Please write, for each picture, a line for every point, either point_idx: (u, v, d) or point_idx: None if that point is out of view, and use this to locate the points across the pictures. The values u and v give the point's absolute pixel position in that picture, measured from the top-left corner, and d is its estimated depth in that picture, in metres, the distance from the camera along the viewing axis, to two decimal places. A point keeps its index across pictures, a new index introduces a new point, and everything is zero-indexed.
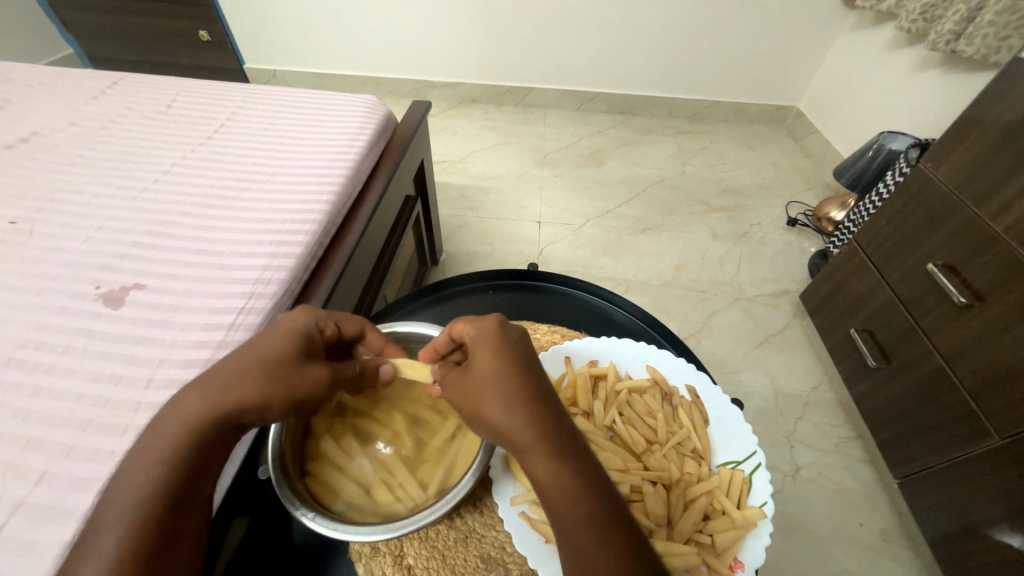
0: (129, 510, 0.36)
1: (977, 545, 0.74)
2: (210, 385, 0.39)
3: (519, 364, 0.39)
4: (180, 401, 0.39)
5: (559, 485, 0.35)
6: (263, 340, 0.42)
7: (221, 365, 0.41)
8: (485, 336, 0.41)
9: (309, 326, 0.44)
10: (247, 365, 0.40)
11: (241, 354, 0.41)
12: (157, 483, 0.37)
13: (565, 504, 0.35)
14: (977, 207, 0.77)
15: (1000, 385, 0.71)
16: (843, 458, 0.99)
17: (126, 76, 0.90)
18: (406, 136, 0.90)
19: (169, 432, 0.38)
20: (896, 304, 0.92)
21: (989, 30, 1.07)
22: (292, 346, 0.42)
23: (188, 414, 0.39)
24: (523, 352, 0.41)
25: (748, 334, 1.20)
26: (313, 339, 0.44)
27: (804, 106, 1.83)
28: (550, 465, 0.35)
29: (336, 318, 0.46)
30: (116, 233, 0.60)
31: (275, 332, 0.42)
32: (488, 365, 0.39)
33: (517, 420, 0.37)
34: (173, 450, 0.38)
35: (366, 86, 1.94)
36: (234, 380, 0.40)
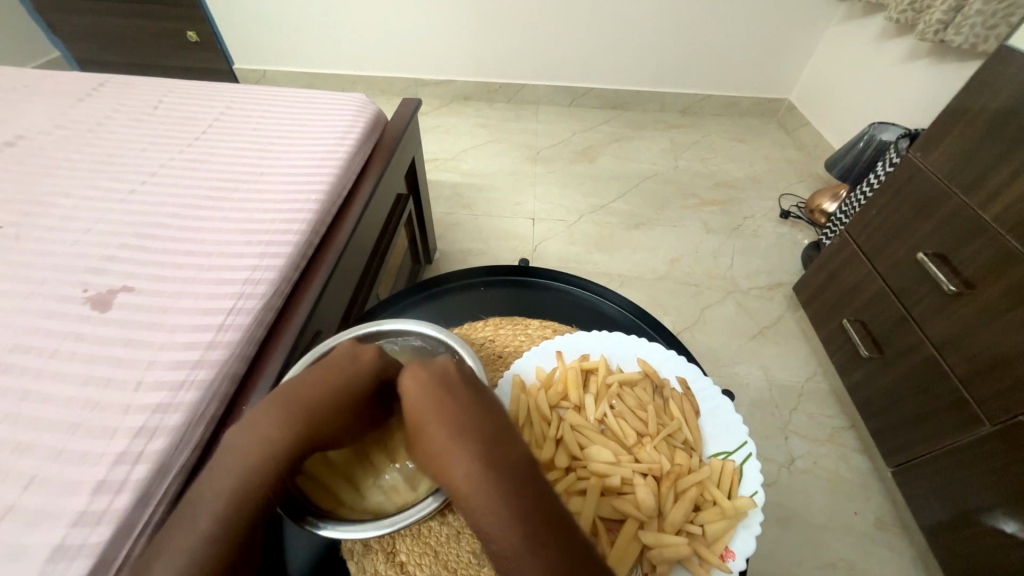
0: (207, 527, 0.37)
1: (971, 531, 0.75)
2: (305, 409, 0.42)
3: (446, 409, 0.40)
4: (265, 426, 0.40)
5: (486, 524, 0.36)
6: (349, 374, 0.44)
7: (307, 393, 0.42)
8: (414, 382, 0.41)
9: (387, 366, 0.46)
10: (337, 398, 0.42)
11: (329, 382, 0.43)
12: (235, 502, 0.38)
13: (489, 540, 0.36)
14: (966, 195, 0.78)
15: (991, 372, 0.72)
16: (838, 448, 1.00)
17: (111, 78, 0.89)
18: (396, 133, 0.90)
19: (251, 456, 0.39)
20: (887, 293, 0.92)
21: (977, 19, 1.08)
22: (377, 384, 0.45)
23: (275, 431, 0.40)
24: (451, 392, 0.41)
25: (742, 326, 1.20)
26: (387, 377, 0.46)
27: (795, 98, 1.83)
28: (475, 507, 0.37)
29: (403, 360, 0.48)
30: (103, 236, 0.59)
31: (357, 363, 0.45)
32: (416, 412, 0.40)
33: (445, 464, 0.38)
34: (261, 474, 0.39)
35: (356, 85, 1.93)
36: (326, 407, 0.42)
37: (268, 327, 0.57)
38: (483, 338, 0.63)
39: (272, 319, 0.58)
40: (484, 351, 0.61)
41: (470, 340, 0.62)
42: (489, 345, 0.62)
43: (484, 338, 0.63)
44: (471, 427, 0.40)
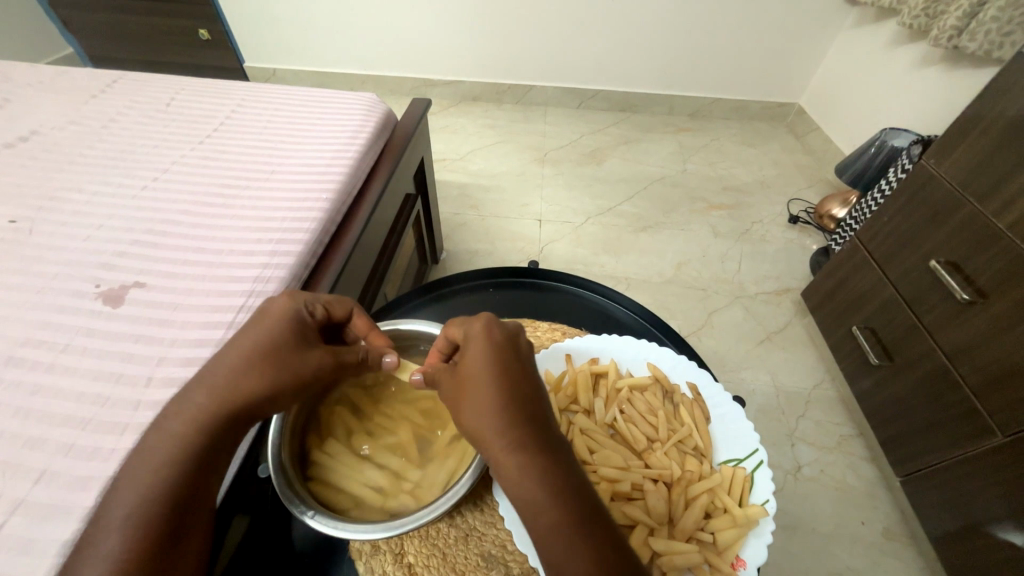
0: (136, 503, 0.36)
1: (980, 543, 0.74)
2: (214, 381, 0.40)
3: (512, 366, 0.39)
4: (185, 398, 0.40)
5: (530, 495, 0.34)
6: (259, 329, 0.42)
7: (219, 361, 0.41)
8: (482, 332, 0.40)
9: (298, 311, 0.43)
10: (247, 355, 0.41)
11: (244, 344, 0.42)
12: (159, 479, 0.37)
13: (538, 516, 0.34)
14: (979, 203, 0.77)
15: (1003, 383, 0.71)
16: (846, 456, 0.99)
17: (125, 75, 0.90)
18: (406, 133, 0.90)
19: (172, 429, 0.39)
20: (898, 301, 0.91)
21: (992, 26, 1.07)
22: (288, 333, 0.42)
23: (192, 408, 0.39)
24: (518, 350, 0.41)
25: (749, 331, 1.19)
26: (305, 325, 0.44)
27: (805, 103, 1.82)
28: (530, 472, 0.34)
29: (324, 301, 0.45)
30: (115, 232, 0.60)
31: (265, 321, 0.43)
32: (479, 362, 0.38)
33: (500, 422, 0.36)
34: (179, 443, 0.38)
35: (366, 84, 1.94)
36: (236, 374, 0.40)
37: None
38: None
39: None
40: None
41: None
42: None
43: None
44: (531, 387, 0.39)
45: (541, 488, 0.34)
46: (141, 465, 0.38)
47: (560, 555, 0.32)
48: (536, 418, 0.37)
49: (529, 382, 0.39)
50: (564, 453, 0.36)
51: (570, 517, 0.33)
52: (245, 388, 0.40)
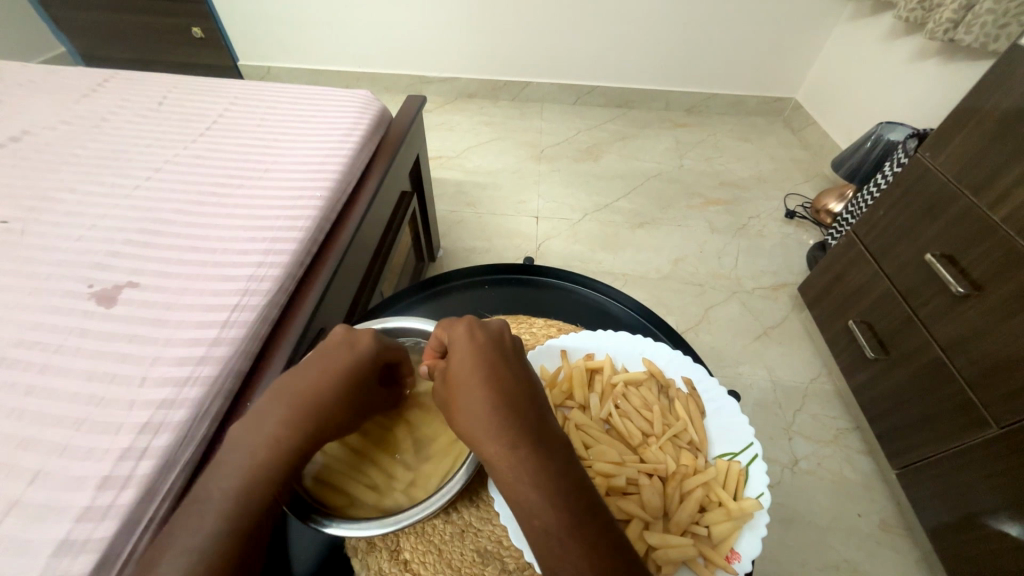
0: (221, 522, 0.37)
1: (976, 534, 0.75)
2: (302, 404, 0.41)
3: (496, 370, 0.40)
4: (272, 419, 0.41)
5: (522, 497, 0.35)
6: (348, 362, 0.44)
7: (303, 381, 0.42)
8: (464, 338, 0.41)
9: (383, 352, 0.46)
10: (336, 382, 0.43)
11: (329, 370, 0.43)
12: (241, 502, 0.37)
13: (528, 518, 0.35)
14: (974, 196, 0.77)
15: (999, 375, 0.71)
16: (842, 449, 0.99)
17: (117, 74, 0.89)
18: (401, 130, 0.90)
19: (262, 451, 0.39)
20: (894, 294, 0.91)
21: (988, 19, 1.07)
22: (372, 368, 0.45)
23: (275, 427, 0.40)
24: (502, 354, 0.42)
25: (747, 326, 1.20)
26: (384, 363, 0.46)
27: (802, 98, 1.82)
28: (522, 475, 0.36)
29: (398, 344, 0.48)
30: (108, 232, 0.59)
31: (351, 352, 0.44)
32: (463, 368, 0.40)
33: (490, 428, 0.37)
34: (267, 466, 0.39)
35: (361, 82, 1.93)
36: (323, 400, 0.42)
37: (272, 324, 0.57)
38: None
39: (276, 315, 0.58)
40: None
41: None
42: None
43: None
44: (518, 390, 0.40)
45: (534, 491, 0.35)
46: (222, 479, 0.38)
47: (556, 554, 0.34)
48: (524, 420, 0.38)
49: (517, 382, 0.40)
50: (556, 454, 0.37)
51: (565, 517, 0.35)
52: (332, 422, 0.42)
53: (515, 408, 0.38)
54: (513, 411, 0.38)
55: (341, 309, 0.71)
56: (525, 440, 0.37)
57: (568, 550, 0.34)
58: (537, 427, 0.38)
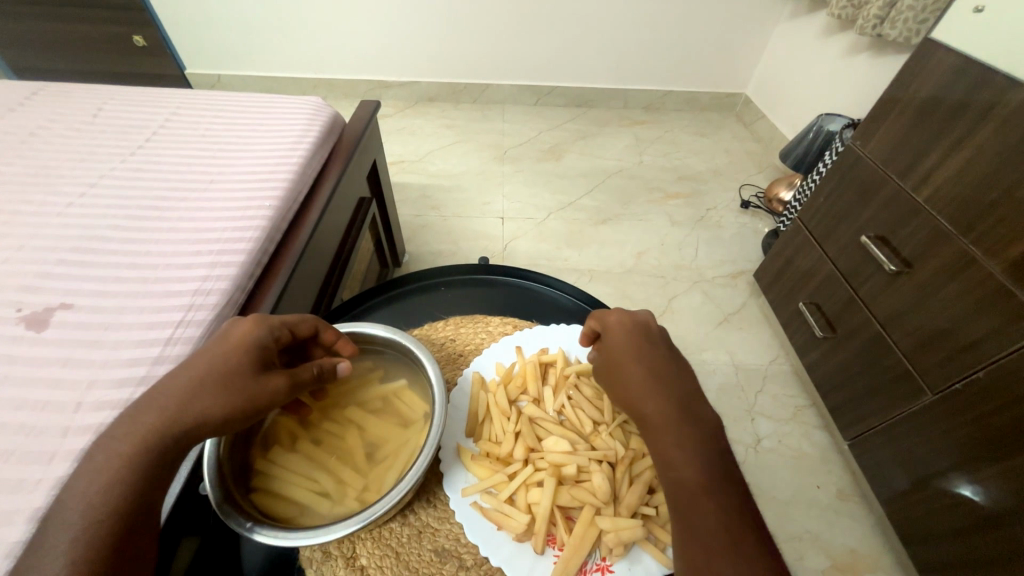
0: (81, 532, 0.35)
1: (922, 494, 0.80)
2: (165, 404, 0.39)
3: (652, 346, 0.47)
4: (134, 419, 0.38)
5: (669, 451, 0.40)
6: (219, 352, 0.42)
7: (173, 380, 0.40)
8: (622, 319, 0.49)
9: (261, 334, 0.44)
10: (203, 377, 0.40)
11: (199, 366, 0.41)
12: (101, 510, 0.36)
13: (672, 470, 0.39)
14: (900, 179, 0.83)
15: (931, 345, 0.76)
16: (800, 425, 1.04)
17: (47, 86, 0.85)
18: (355, 136, 0.89)
19: (120, 452, 0.37)
20: (837, 275, 0.96)
21: (909, 14, 1.15)
22: (248, 358, 0.42)
23: (137, 431, 0.38)
24: (655, 336, 0.48)
25: (708, 314, 1.24)
26: (267, 346, 0.44)
27: (751, 93, 1.90)
28: (675, 429, 0.40)
29: (289, 321, 0.46)
30: (38, 252, 0.57)
31: (228, 344, 0.43)
32: (623, 340, 0.47)
33: (648, 387, 0.43)
34: (126, 468, 0.37)
35: (317, 88, 1.89)
36: (191, 397, 0.39)
37: None
38: (444, 338, 0.64)
39: None
40: (445, 351, 0.62)
41: (431, 340, 0.63)
42: (450, 344, 0.62)
43: (445, 338, 0.63)
44: (671, 363, 0.45)
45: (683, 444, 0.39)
46: (84, 487, 0.36)
47: (693, 505, 0.37)
48: (674, 391, 0.43)
49: (669, 362, 0.46)
50: (701, 424, 0.41)
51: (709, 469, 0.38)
52: (199, 412, 0.39)
53: (668, 380, 0.44)
54: (669, 383, 0.43)
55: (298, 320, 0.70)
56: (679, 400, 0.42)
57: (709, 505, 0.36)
58: (686, 398, 0.43)
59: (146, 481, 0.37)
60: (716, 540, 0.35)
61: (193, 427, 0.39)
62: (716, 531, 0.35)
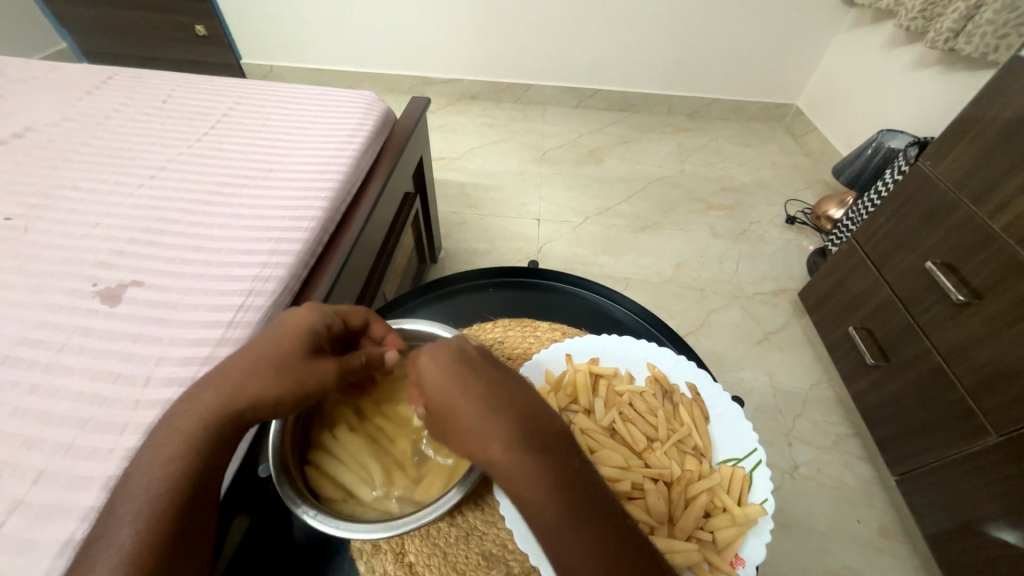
0: (145, 501, 0.37)
1: (975, 541, 0.75)
2: (223, 384, 0.40)
3: (488, 391, 0.37)
4: (194, 398, 0.40)
5: (549, 524, 0.33)
6: (274, 337, 0.43)
7: (231, 363, 0.42)
8: (445, 359, 0.39)
9: (313, 322, 0.44)
10: (258, 360, 0.41)
11: (255, 350, 0.42)
12: (163, 483, 0.37)
13: (563, 548, 0.33)
14: (974, 205, 0.77)
15: (998, 383, 0.72)
16: (842, 455, 1.00)
17: (121, 72, 0.89)
18: (406, 132, 0.90)
19: (182, 428, 0.39)
20: (895, 302, 0.92)
21: (988, 29, 1.07)
22: (297, 344, 0.43)
23: (198, 409, 0.39)
24: (489, 369, 0.40)
25: (747, 332, 1.20)
26: (321, 333, 0.45)
27: (803, 104, 1.83)
28: (526, 476, 0.34)
29: (342, 311, 0.47)
30: (113, 230, 0.59)
31: (282, 329, 0.44)
32: (459, 395, 0.37)
33: (489, 437, 0.35)
34: (187, 444, 0.38)
35: (364, 82, 1.93)
36: (245, 380, 0.41)
37: None
38: (492, 339, 0.64)
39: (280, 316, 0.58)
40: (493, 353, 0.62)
41: (479, 341, 0.63)
42: (497, 347, 0.63)
43: (493, 340, 0.64)
44: (507, 389, 0.38)
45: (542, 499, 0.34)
46: (150, 459, 0.38)
47: None
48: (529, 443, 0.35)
49: (510, 398, 0.37)
50: (568, 476, 0.35)
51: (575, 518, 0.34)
52: (251, 393, 0.40)
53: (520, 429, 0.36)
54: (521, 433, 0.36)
55: None
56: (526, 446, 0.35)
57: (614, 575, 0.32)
58: (546, 445, 0.36)
59: (204, 457, 0.38)
60: None
61: (246, 407, 0.40)
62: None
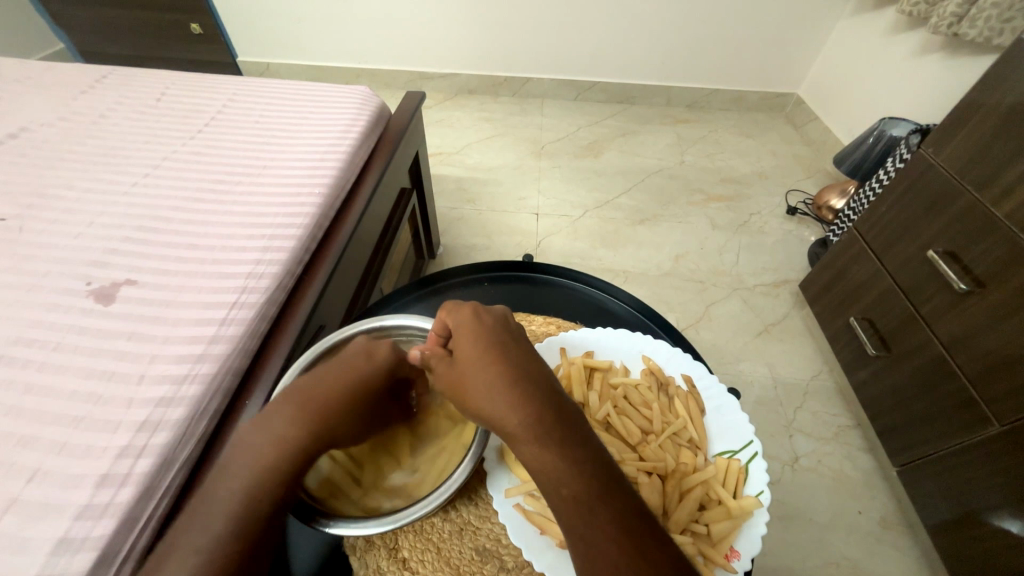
0: (226, 526, 0.39)
1: (976, 530, 0.75)
2: (311, 417, 0.43)
3: (504, 348, 0.42)
4: (279, 429, 0.42)
5: (546, 465, 0.37)
6: (361, 377, 0.45)
7: (318, 394, 0.44)
8: (468, 320, 0.43)
9: (399, 365, 0.47)
10: (348, 399, 0.44)
11: (344, 385, 0.45)
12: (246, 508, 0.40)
13: (556, 487, 0.36)
14: (978, 192, 0.76)
15: (1001, 372, 0.71)
16: (842, 447, 0.99)
17: (114, 70, 0.89)
18: (400, 126, 0.89)
19: (266, 458, 0.41)
20: (896, 291, 0.91)
21: (992, 12, 1.05)
22: (382, 386, 0.46)
23: (284, 436, 0.42)
24: (510, 335, 0.44)
25: (747, 324, 1.19)
26: (396, 376, 0.48)
27: (804, 93, 1.81)
28: (532, 420, 0.38)
29: (415, 356, 0.50)
30: (107, 229, 0.59)
31: (370, 369, 0.46)
32: (477, 349, 0.41)
33: (507, 402, 0.39)
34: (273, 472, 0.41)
35: (360, 78, 1.92)
36: (334, 415, 0.43)
37: (270, 322, 0.56)
38: None
39: (274, 313, 0.58)
40: None
41: None
42: None
43: None
44: (532, 364, 0.42)
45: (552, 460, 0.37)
46: (228, 481, 0.41)
47: (587, 521, 0.35)
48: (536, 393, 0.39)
49: (523, 358, 0.42)
50: (570, 427, 0.39)
51: (582, 481, 0.36)
52: (337, 433, 0.44)
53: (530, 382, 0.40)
54: (530, 385, 0.40)
55: (340, 308, 0.71)
56: (542, 412, 0.39)
57: (604, 514, 0.35)
58: (553, 399, 0.40)
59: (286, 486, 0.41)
60: (618, 565, 0.33)
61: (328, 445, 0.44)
62: (610, 555, 0.34)
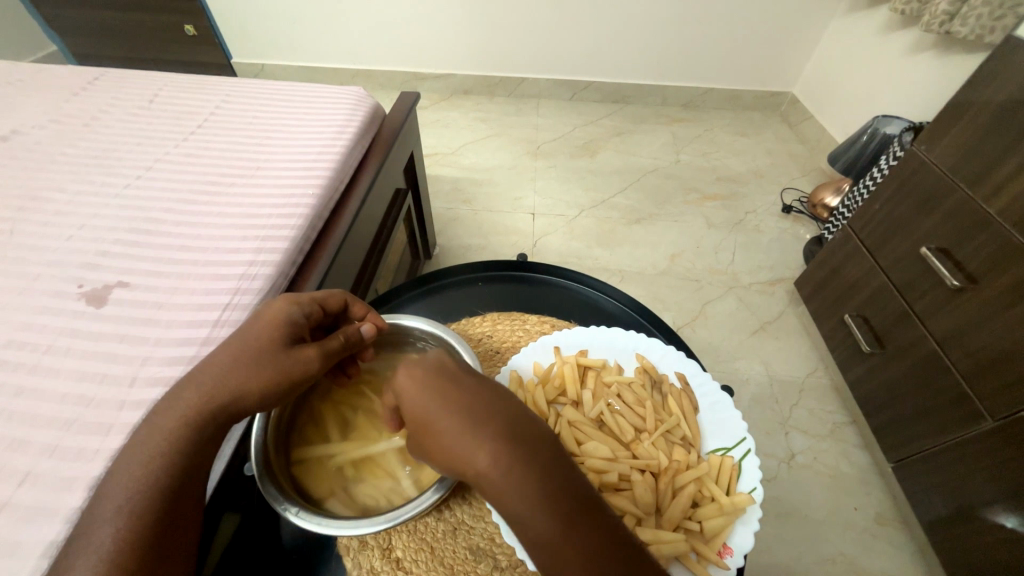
0: (127, 499, 0.37)
1: (971, 526, 0.75)
2: (203, 382, 0.40)
3: (468, 397, 0.35)
4: (176, 397, 0.40)
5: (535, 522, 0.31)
6: (254, 332, 0.43)
7: (212, 360, 0.42)
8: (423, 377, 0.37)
9: (292, 311, 0.44)
10: (237, 355, 0.41)
11: (235, 346, 0.42)
12: (149, 479, 0.38)
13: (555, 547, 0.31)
14: (969, 189, 0.77)
15: (994, 368, 0.71)
16: (838, 443, 0.99)
17: (106, 72, 0.88)
18: (396, 126, 0.89)
19: (163, 427, 0.39)
20: (890, 288, 0.91)
21: (983, 11, 1.05)
22: (275, 336, 0.42)
23: (179, 407, 0.40)
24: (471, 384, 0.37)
25: (743, 321, 1.20)
26: (298, 322, 0.44)
27: (798, 92, 1.82)
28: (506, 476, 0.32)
29: (320, 298, 0.46)
30: (100, 231, 0.59)
31: (261, 322, 0.43)
32: (436, 405, 0.35)
33: (464, 422, 0.34)
34: (171, 442, 0.39)
35: (356, 79, 1.92)
36: (227, 374, 0.41)
37: None
38: (481, 334, 0.64)
39: None
40: (482, 347, 0.62)
41: (468, 335, 0.63)
42: (488, 340, 0.63)
43: (482, 334, 0.64)
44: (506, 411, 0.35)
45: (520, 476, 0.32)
46: (133, 461, 0.39)
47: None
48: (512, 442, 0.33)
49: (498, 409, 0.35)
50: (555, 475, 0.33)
51: (553, 505, 0.31)
52: (233, 387, 0.40)
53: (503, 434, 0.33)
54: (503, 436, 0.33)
55: None
56: (511, 427, 0.34)
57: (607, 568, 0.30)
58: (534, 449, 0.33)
59: (188, 453, 0.39)
60: None
61: (230, 403, 0.40)
62: None
